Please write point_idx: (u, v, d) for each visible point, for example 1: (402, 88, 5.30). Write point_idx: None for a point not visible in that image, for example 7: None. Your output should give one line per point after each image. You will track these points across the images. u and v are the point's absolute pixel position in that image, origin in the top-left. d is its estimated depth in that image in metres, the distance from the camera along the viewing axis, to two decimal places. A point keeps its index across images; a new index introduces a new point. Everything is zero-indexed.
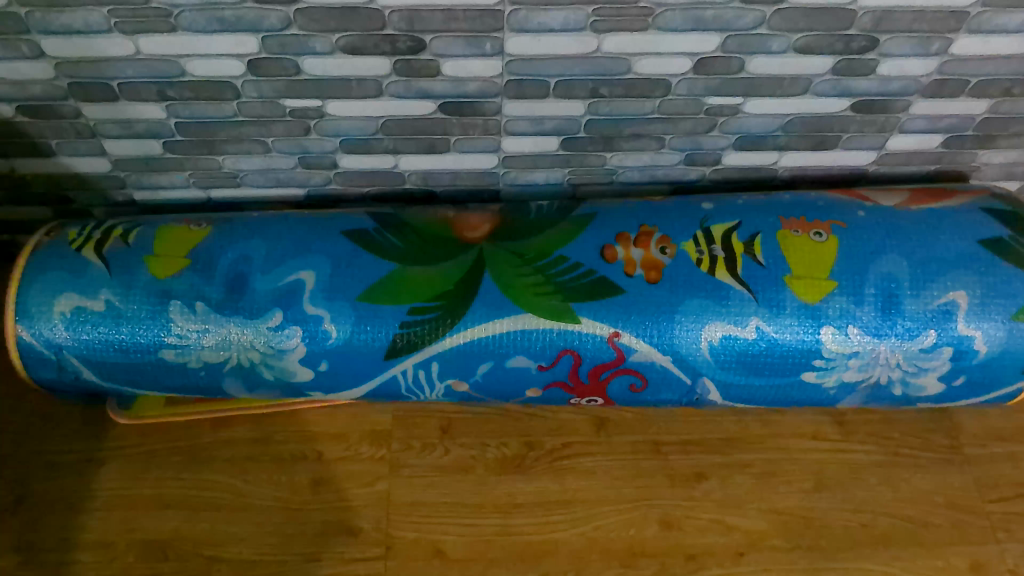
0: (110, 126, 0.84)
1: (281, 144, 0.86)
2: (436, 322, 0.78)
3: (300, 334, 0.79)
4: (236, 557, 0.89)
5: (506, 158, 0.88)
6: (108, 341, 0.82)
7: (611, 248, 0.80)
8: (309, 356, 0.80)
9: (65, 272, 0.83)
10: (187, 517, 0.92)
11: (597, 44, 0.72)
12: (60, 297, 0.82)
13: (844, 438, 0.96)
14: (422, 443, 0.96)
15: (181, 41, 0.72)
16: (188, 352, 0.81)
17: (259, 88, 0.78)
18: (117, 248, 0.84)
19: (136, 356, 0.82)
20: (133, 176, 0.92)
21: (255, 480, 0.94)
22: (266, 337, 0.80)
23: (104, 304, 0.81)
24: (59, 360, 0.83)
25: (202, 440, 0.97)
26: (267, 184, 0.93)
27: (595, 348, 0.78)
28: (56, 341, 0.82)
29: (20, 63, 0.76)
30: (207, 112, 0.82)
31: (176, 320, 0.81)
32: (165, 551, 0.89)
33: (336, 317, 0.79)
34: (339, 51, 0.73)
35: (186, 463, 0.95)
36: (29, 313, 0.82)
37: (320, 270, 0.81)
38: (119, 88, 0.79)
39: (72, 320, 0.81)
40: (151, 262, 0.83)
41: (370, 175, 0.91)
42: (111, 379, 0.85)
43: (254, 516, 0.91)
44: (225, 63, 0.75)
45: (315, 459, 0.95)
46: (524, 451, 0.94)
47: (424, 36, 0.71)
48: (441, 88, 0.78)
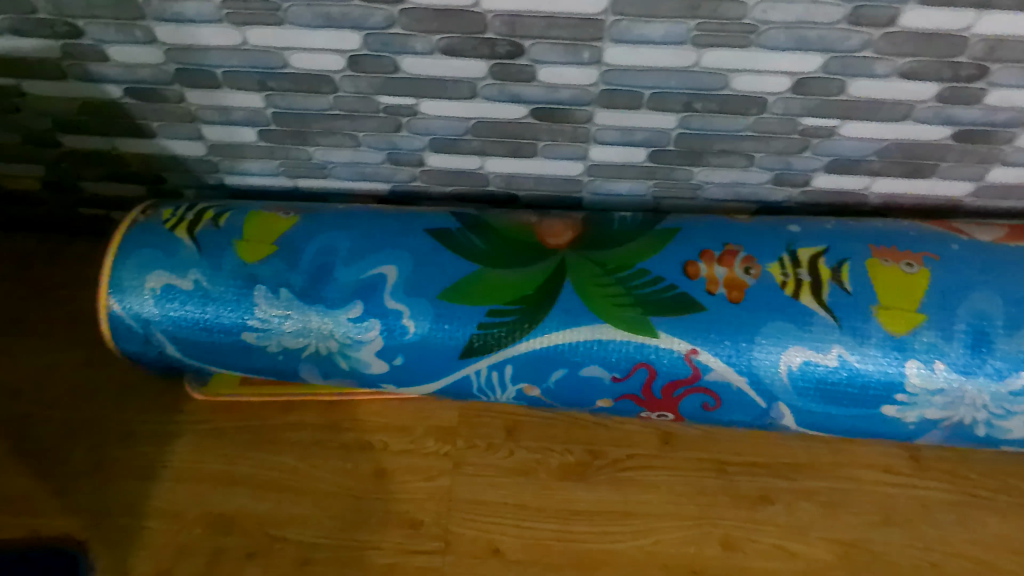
0: (210, 112, 0.87)
1: (371, 139, 0.88)
2: (513, 325, 0.79)
3: (378, 327, 0.81)
4: (299, 538, 0.91)
5: (591, 167, 0.88)
6: (194, 321, 0.85)
7: (694, 264, 0.79)
8: (386, 350, 0.82)
9: (157, 250, 0.86)
10: (254, 495, 0.95)
11: (695, 58, 0.72)
12: (151, 273, 0.85)
13: (918, 474, 0.93)
14: (487, 443, 0.96)
15: (287, 35, 0.75)
16: (270, 335, 0.84)
17: (357, 83, 0.80)
18: (208, 230, 0.87)
19: (218, 336, 0.85)
20: (226, 161, 0.95)
21: (321, 465, 0.96)
22: (345, 328, 0.81)
23: (192, 284, 0.84)
24: (146, 333, 0.87)
25: (272, 422, 1.00)
26: (354, 177, 0.95)
27: (670, 363, 0.77)
28: (144, 315, 0.85)
29: (133, 47, 0.79)
30: (304, 104, 0.84)
31: (260, 304, 0.83)
32: (231, 526, 0.93)
33: (415, 313, 0.80)
34: (437, 52, 0.74)
35: (255, 443, 0.98)
36: (121, 286, 0.85)
37: (402, 265, 0.82)
38: (222, 76, 0.82)
39: (162, 295, 0.85)
40: (240, 245, 0.85)
41: (455, 175, 0.92)
42: (193, 356, 0.89)
43: (317, 500, 0.94)
44: (326, 58, 0.77)
45: (380, 450, 0.97)
46: (587, 459, 0.94)
47: (523, 41, 0.72)
48: (534, 93, 0.78)
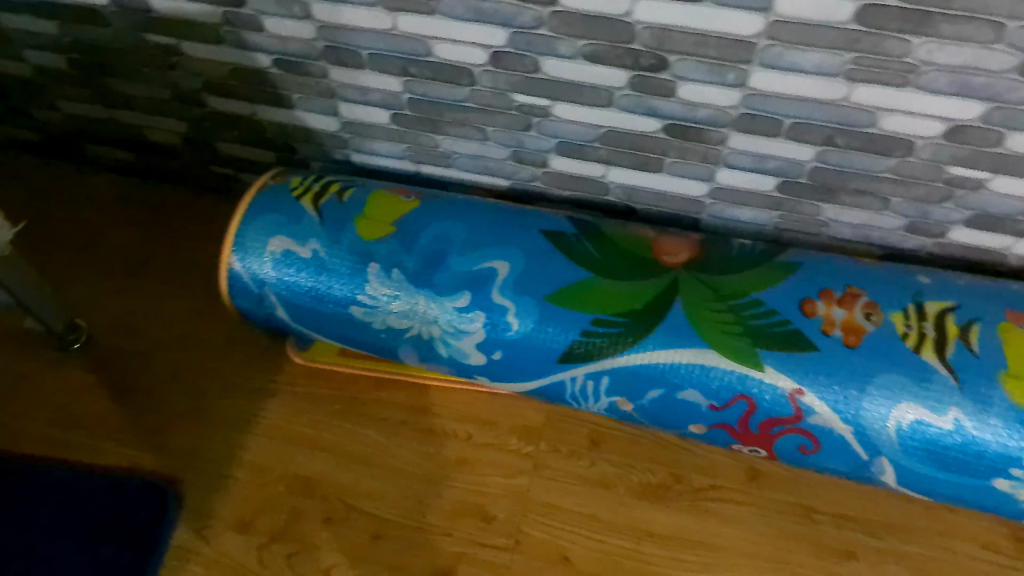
0: (350, 90, 0.90)
1: (500, 135, 0.89)
2: (616, 337, 0.79)
3: (482, 320, 0.82)
4: (375, 512, 0.94)
5: (716, 190, 0.87)
6: (307, 289, 0.88)
7: (811, 302, 0.77)
8: (487, 343, 0.83)
9: (282, 216, 0.89)
10: (337, 464, 0.98)
11: (846, 92, 0.70)
12: (273, 238, 0.89)
13: (1021, 556, 0.87)
14: (569, 450, 0.96)
15: (436, 24, 0.76)
16: (376, 313, 0.86)
17: (495, 79, 0.81)
18: (332, 203, 0.90)
19: (327, 306, 0.88)
20: (356, 139, 0.99)
21: (404, 446, 0.98)
22: (450, 316, 0.83)
23: (310, 253, 0.87)
24: (260, 294, 0.90)
25: (363, 396, 1.02)
26: (476, 170, 0.96)
27: (772, 401, 0.75)
28: (261, 277, 0.89)
29: (289, 21, 0.83)
30: (441, 93, 0.85)
31: (371, 282, 0.85)
32: (311, 490, 0.96)
33: (520, 311, 0.81)
34: (581, 57, 0.75)
35: (344, 414, 1.01)
36: (244, 246, 0.89)
37: (514, 263, 0.83)
38: (367, 58, 0.84)
39: (281, 260, 0.88)
40: (360, 222, 0.88)
41: (576, 181, 0.92)
42: (300, 322, 0.92)
43: (396, 478, 0.96)
44: (470, 51, 0.79)
45: (463, 439, 0.98)
46: (668, 483, 0.93)
47: (669, 55, 0.71)
48: (670, 109, 0.77)
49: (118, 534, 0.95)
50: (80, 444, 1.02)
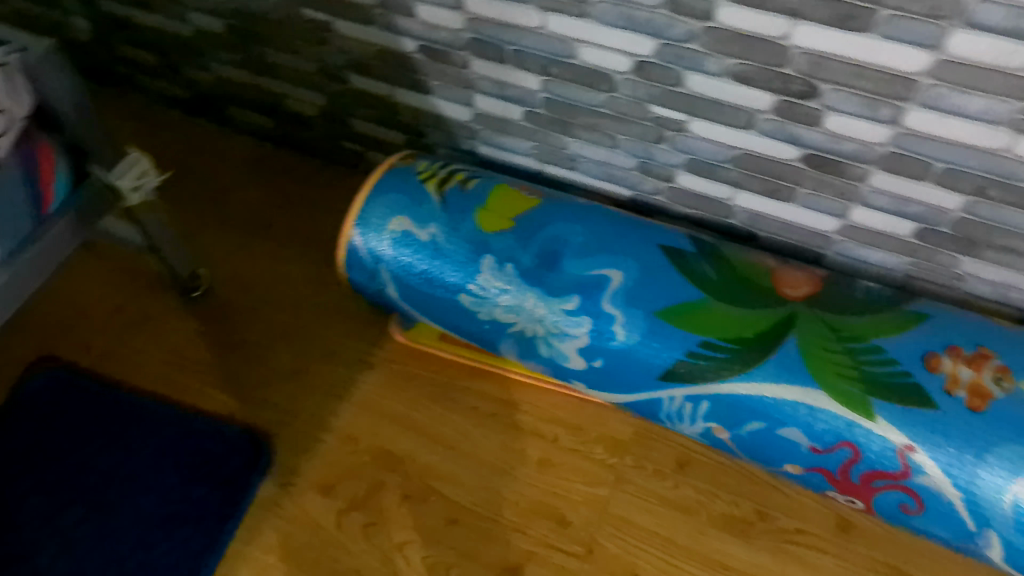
0: (488, 83, 0.92)
1: (630, 144, 0.88)
2: (723, 362, 0.78)
3: (588, 326, 0.83)
4: (452, 498, 0.97)
5: (847, 227, 0.84)
6: (420, 271, 0.90)
7: (936, 357, 0.74)
8: (589, 349, 0.84)
9: (406, 197, 0.92)
10: (423, 444, 1.00)
11: (1008, 143, 0.66)
12: (394, 217, 0.91)
13: None
14: (654, 468, 0.95)
15: (585, 28, 0.77)
16: (484, 304, 0.88)
17: (635, 88, 0.81)
18: (455, 191, 0.93)
19: (438, 291, 0.90)
20: (486, 132, 1.00)
21: (490, 437, 1.00)
22: (557, 317, 0.84)
23: (428, 237, 0.90)
24: (375, 270, 0.93)
25: (456, 382, 1.04)
26: (600, 176, 0.96)
27: (879, 453, 0.73)
28: (378, 253, 0.92)
29: (441, 9, 0.85)
30: (578, 95, 0.86)
31: (484, 273, 0.87)
32: (396, 465, 1.00)
33: (628, 323, 0.81)
34: (727, 75, 0.74)
35: (436, 397, 1.04)
36: (366, 222, 0.92)
37: (628, 273, 0.83)
38: (511, 54, 0.85)
39: (399, 240, 0.91)
40: (480, 213, 0.90)
41: (700, 200, 0.91)
42: (408, 301, 0.94)
43: (479, 468, 0.98)
44: (614, 58, 0.79)
45: (549, 441, 0.99)
46: (752, 518, 0.91)
47: (821, 83, 0.69)
48: (813, 138, 0.75)
49: (213, 476, 1.02)
50: (191, 387, 1.09)
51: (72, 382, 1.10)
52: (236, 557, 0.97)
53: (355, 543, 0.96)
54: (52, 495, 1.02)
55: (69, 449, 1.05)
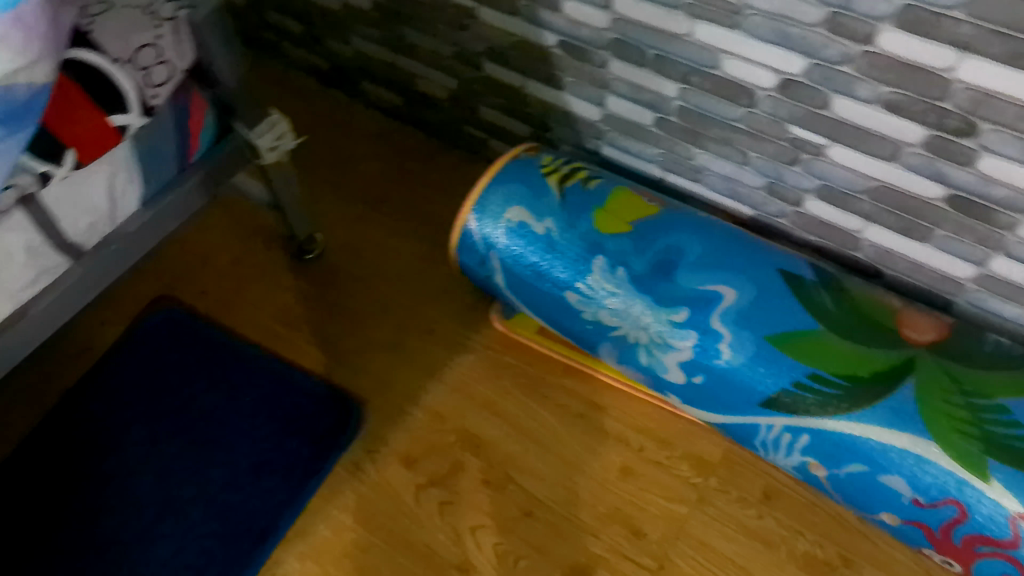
0: (623, 85, 0.91)
1: (761, 163, 0.87)
2: (831, 399, 0.76)
3: (693, 341, 0.82)
4: (531, 491, 0.98)
5: (984, 276, 0.80)
6: (531, 263, 0.91)
7: None
8: (691, 364, 0.83)
9: (526, 189, 0.93)
10: (508, 434, 1.02)
11: None
12: (512, 206, 0.92)
13: None
14: (739, 495, 0.95)
15: (734, 39, 0.75)
16: (590, 304, 0.89)
17: (777, 107, 0.79)
18: (576, 188, 0.94)
19: (545, 285, 0.91)
20: (613, 133, 1.00)
21: (575, 437, 1.01)
22: (663, 327, 0.84)
23: (543, 230, 0.91)
24: (486, 256, 0.95)
25: (548, 378, 1.06)
26: (724, 192, 0.95)
27: (988, 517, 0.70)
28: (491, 240, 0.93)
29: (588, 7, 0.85)
30: (714, 107, 0.84)
31: (595, 274, 0.88)
32: (479, 450, 1.02)
33: (735, 343, 0.81)
34: (878, 103, 0.71)
35: (527, 389, 1.05)
36: (484, 208, 0.94)
37: (742, 294, 0.82)
38: (652, 58, 0.85)
39: (514, 230, 0.92)
40: (599, 213, 0.91)
41: (827, 228, 0.88)
42: (514, 291, 0.96)
43: (561, 465, 0.99)
44: (760, 73, 0.77)
45: (634, 450, 1.00)
46: (835, 563, 0.90)
47: (981, 122, 0.66)
48: (961, 179, 0.72)
49: (304, 433, 1.05)
50: (294, 344, 1.14)
51: (187, 323, 1.16)
52: (314, 513, 1.01)
53: (429, 518, 0.98)
54: (155, 426, 1.08)
55: (176, 385, 1.11)
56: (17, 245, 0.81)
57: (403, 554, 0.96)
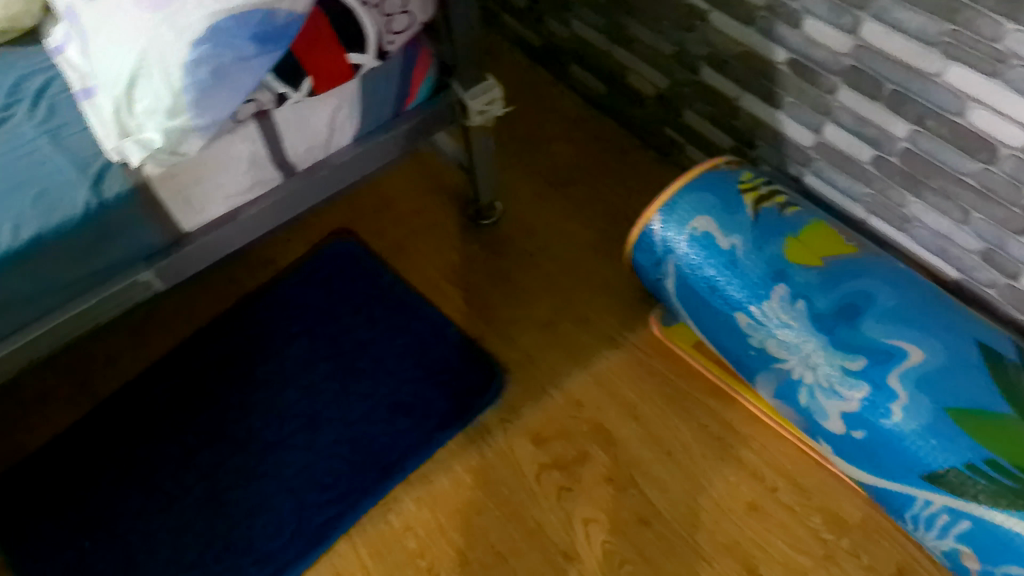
0: (847, 116, 0.88)
1: (983, 225, 0.81)
2: (1005, 491, 0.72)
3: (864, 394, 0.79)
4: (652, 500, 0.97)
5: None
6: (707, 276, 0.90)
7: None
8: (856, 417, 0.80)
9: (720, 202, 0.92)
10: (642, 438, 1.02)
11: None
12: (701, 216, 0.91)
13: None
14: (870, 564, 0.91)
15: (989, 88, 0.71)
16: (760, 330, 0.86)
17: (1020, 168, 0.73)
18: (771, 211, 0.91)
19: (717, 301, 0.90)
20: (821, 163, 0.97)
21: (708, 459, 1.00)
22: (833, 373, 0.81)
23: (728, 246, 0.89)
24: (661, 259, 0.94)
25: (694, 394, 1.05)
26: (930, 248, 0.90)
27: None
28: (671, 244, 0.92)
29: (831, 28, 0.82)
30: (946, 156, 0.80)
31: (772, 302, 0.85)
32: (609, 446, 1.02)
33: (909, 407, 0.77)
34: None
35: (670, 400, 1.05)
36: (672, 211, 0.93)
37: (930, 358, 0.78)
38: (888, 92, 0.81)
39: (697, 239, 0.90)
40: (790, 241, 0.88)
41: None
42: (681, 300, 0.95)
43: (688, 483, 0.98)
44: (1010, 129, 0.72)
45: (767, 488, 0.97)
46: None
47: None
48: None
49: (446, 386, 1.09)
50: (454, 301, 1.18)
51: (361, 259, 1.23)
52: (439, 464, 1.04)
53: (546, 499, 0.99)
54: (314, 346, 1.16)
55: (340, 313, 1.18)
56: (243, 153, 0.89)
57: (514, 526, 0.98)
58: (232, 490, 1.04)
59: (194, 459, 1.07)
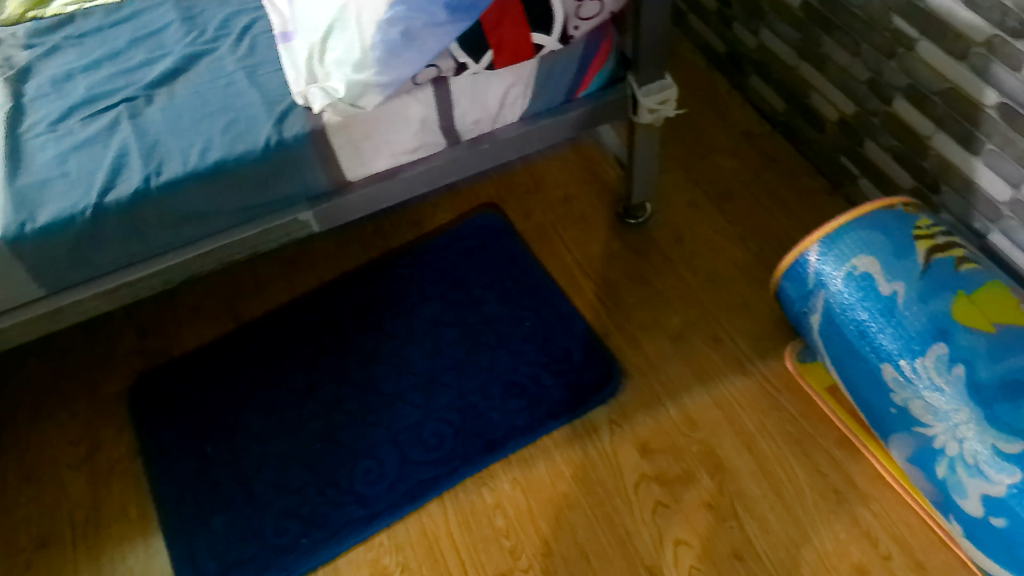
0: None
1: None
2: None
3: (1013, 481, 0.73)
4: (751, 537, 0.93)
5: None
6: (859, 319, 0.85)
7: None
8: (999, 502, 0.74)
9: (888, 244, 0.86)
10: (754, 472, 0.98)
11: None
12: (864, 254, 0.86)
13: None
14: None
15: None
16: (907, 388, 0.81)
17: None
18: (945, 263, 0.84)
19: (864, 348, 0.85)
20: (1013, 223, 0.89)
21: (820, 510, 0.94)
22: (982, 451, 0.75)
23: (888, 292, 0.84)
24: (811, 292, 0.89)
25: (819, 439, 0.99)
26: None
27: None
28: (825, 279, 0.88)
29: None
30: None
31: (927, 361, 0.80)
32: (718, 472, 0.99)
33: None
34: None
35: (791, 439, 1.00)
36: (834, 245, 0.88)
37: None
38: None
39: (855, 279, 0.86)
40: (961, 300, 0.81)
41: None
42: (824, 339, 0.90)
43: (794, 529, 0.93)
44: None
45: (879, 555, 0.90)
46: None
47: None
48: None
49: (563, 376, 1.09)
50: (586, 294, 1.17)
51: (503, 236, 1.25)
52: (541, 451, 1.04)
53: (640, 510, 0.97)
54: (444, 310, 1.19)
55: (474, 284, 1.21)
56: (415, 115, 0.92)
57: (603, 529, 0.97)
58: (344, 431, 1.09)
59: (316, 395, 1.13)
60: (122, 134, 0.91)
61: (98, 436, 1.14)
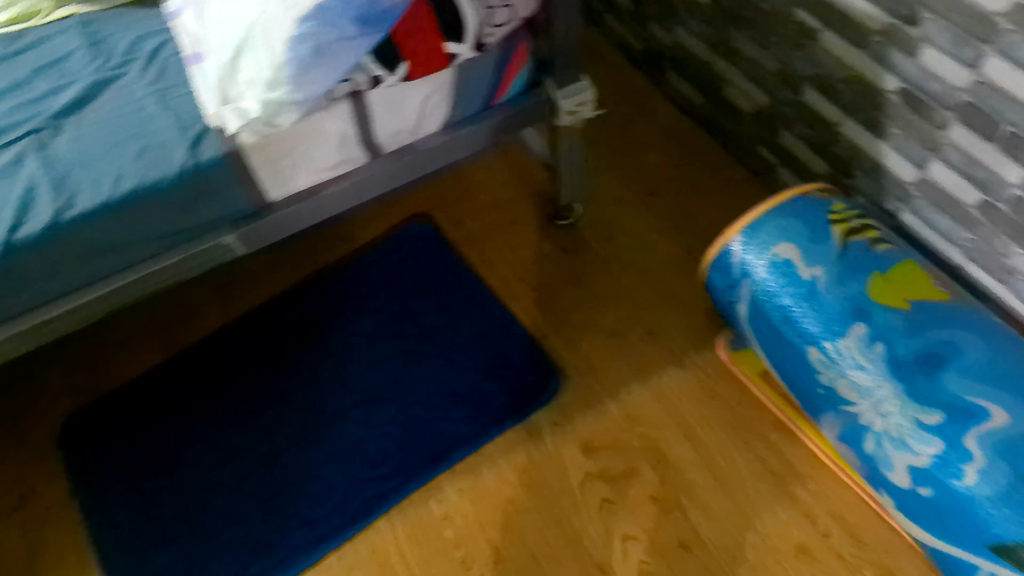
0: (955, 153, 0.84)
1: None
2: None
3: (935, 451, 0.76)
4: (697, 526, 0.95)
5: None
6: (783, 305, 0.87)
7: None
8: (923, 472, 0.77)
9: (806, 230, 0.88)
10: (696, 462, 1.00)
11: None
12: (784, 241, 0.88)
13: None
14: None
15: None
16: (832, 369, 0.83)
17: None
18: (860, 245, 0.87)
19: (790, 333, 0.87)
20: (921, 202, 0.93)
21: (761, 494, 0.96)
22: (904, 424, 0.78)
23: (809, 277, 0.86)
24: (737, 282, 0.91)
25: (755, 424, 1.02)
26: None
27: None
28: (749, 268, 0.90)
29: (951, 60, 0.78)
30: None
31: (848, 341, 0.82)
32: (661, 464, 1.00)
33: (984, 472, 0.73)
34: None
35: (729, 427, 1.02)
36: (755, 234, 0.90)
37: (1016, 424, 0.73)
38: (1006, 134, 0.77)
39: (777, 266, 0.87)
40: (877, 280, 0.84)
41: None
42: (752, 327, 0.91)
43: (737, 515, 0.95)
44: None
45: (819, 532, 0.93)
46: None
47: None
48: None
49: (504, 382, 1.09)
50: (521, 298, 1.18)
51: (436, 245, 1.24)
52: (486, 458, 1.04)
53: (587, 509, 0.98)
54: (381, 324, 1.18)
55: (409, 296, 1.20)
56: (333, 131, 0.91)
57: (553, 531, 0.97)
58: (286, 455, 1.07)
59: (255, 420, 1.11)
60: (29, 168, 0.88)
61: (28, 481, 1.09)
